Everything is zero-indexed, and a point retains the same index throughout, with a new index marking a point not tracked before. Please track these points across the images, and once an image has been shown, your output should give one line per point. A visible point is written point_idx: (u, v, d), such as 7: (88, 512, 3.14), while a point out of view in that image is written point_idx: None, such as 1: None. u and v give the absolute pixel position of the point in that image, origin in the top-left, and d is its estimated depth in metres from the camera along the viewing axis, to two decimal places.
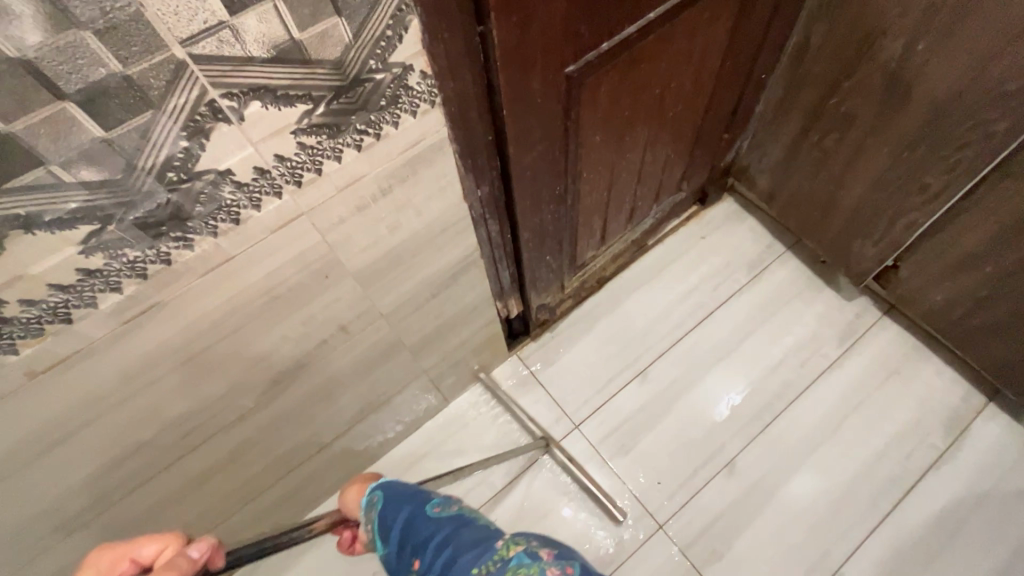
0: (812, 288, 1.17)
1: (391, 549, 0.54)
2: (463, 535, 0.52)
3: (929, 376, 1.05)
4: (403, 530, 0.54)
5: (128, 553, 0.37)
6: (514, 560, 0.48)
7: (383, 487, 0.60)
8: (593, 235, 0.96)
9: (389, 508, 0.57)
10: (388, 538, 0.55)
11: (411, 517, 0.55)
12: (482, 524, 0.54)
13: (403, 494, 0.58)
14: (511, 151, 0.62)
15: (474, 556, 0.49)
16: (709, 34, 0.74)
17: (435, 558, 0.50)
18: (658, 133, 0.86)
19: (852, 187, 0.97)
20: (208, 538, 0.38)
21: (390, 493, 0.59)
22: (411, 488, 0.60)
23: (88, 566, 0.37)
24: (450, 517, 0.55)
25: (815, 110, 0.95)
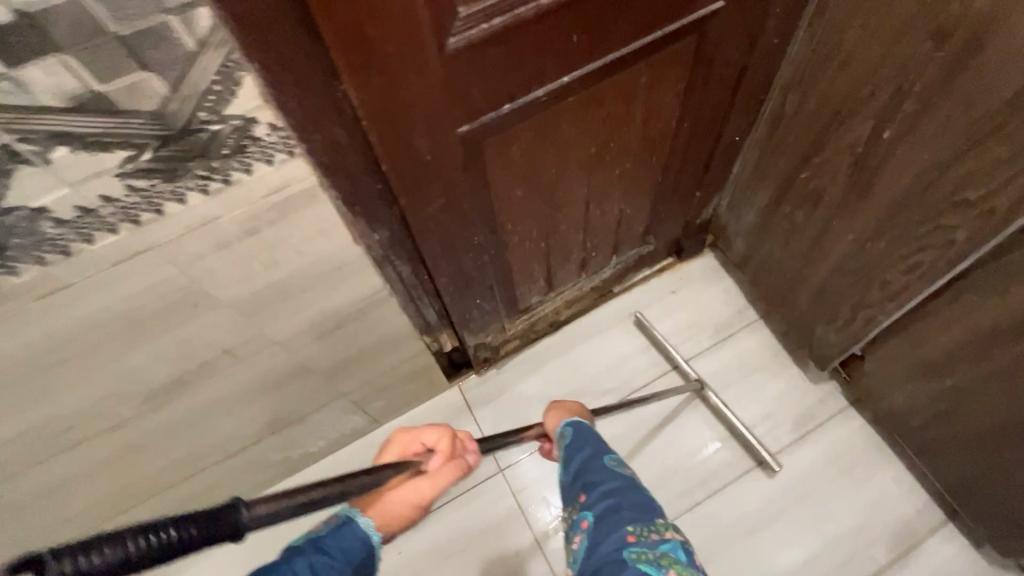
0: (778, 362, 1.09)
1: (566, 473, 0.60)
2: (634, 498, 0.54)
3: (886, 479, 0.97)
4: (585, 465, 0.58)
5: (418, 438, 0.59)
6: (671, 544, 0.50)
7: (579, 425, 0.65)
8: (535, 281, 0.93)
9: (578, 443, 0.62)
10: (566, 468, 0.60)
11: (585, 459, 0.59)
12: (651, 498, 0.55)
13: (589, 439, 0.62)
14: (406, 202, 0.61)
15: (633, 518, 0.52)
16: (653, 96, 0.70)
17: (597, 503, 0.54)
18: (605, 188, 0.82)
19: (818, 268, 0.90)
20: (474, 452, 0.61)
21: (580, 432, 0.64)
22: (599, 437, 0.63)
23: (400, 440, 0.59)
24: (624, 475, 0.57)
25: (787, 180, 0.88)
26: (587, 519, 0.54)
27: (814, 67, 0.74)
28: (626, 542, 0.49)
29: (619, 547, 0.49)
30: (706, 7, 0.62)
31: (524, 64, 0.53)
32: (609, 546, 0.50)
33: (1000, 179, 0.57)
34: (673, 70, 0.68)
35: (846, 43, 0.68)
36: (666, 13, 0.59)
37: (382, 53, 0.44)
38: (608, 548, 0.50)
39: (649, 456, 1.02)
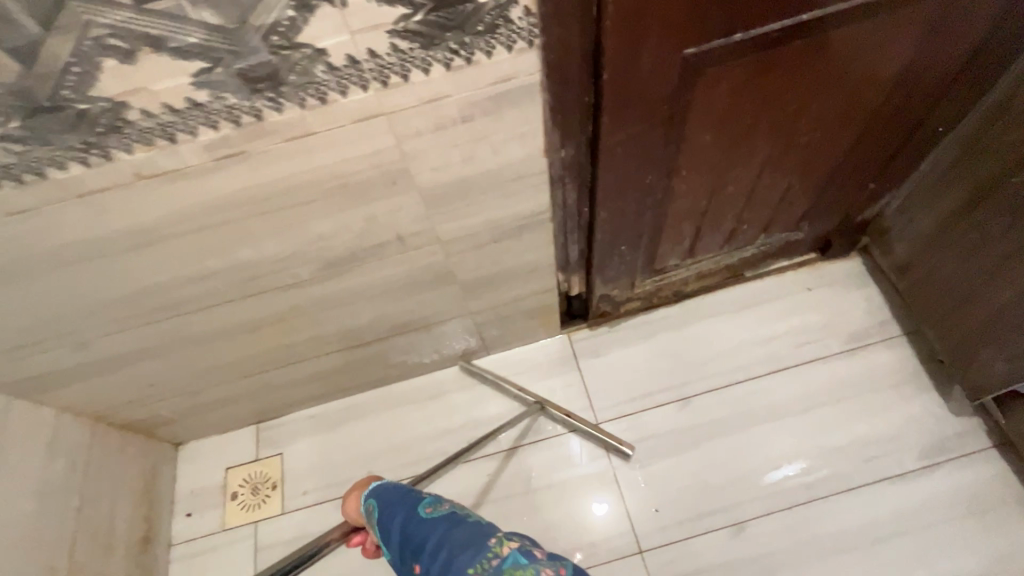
0: (916, 385, 1.01)
1: (392, 552, 0.58)
2: (456, 535, 0.54)
3: (1022, 534, 0.88)
4: (406, 532, 0.57)
5: None
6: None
7: (399, 489, 0.64)
8: (679, 242, 0.91)
9: (385, 516, 0.61)
10: (388, 540, 0.59)
11: (411, 530, 0.57)
12: (476, 522, 0.55)
13: (398, 500, 0.62)
14: (605, 121, 0.61)
15: (469, 555, 0.51)
16: (875, 59, 0.66)
17: (431, 562, 0.53)
18: (784, 155, 0.78)
19: (1003, 286, 0.81)
20: None
21: (382, 497, 0.63)
22: (405, 491, 0.63)
23: None
24: (443, 515, 0.57)
25: (991, 184, 0.80)
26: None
27: None
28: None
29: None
30: None
31: None
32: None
33: None
34: (908, 32, 0.63)
35: None
36: None
37: None
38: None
39: (755, 447, 0.99)
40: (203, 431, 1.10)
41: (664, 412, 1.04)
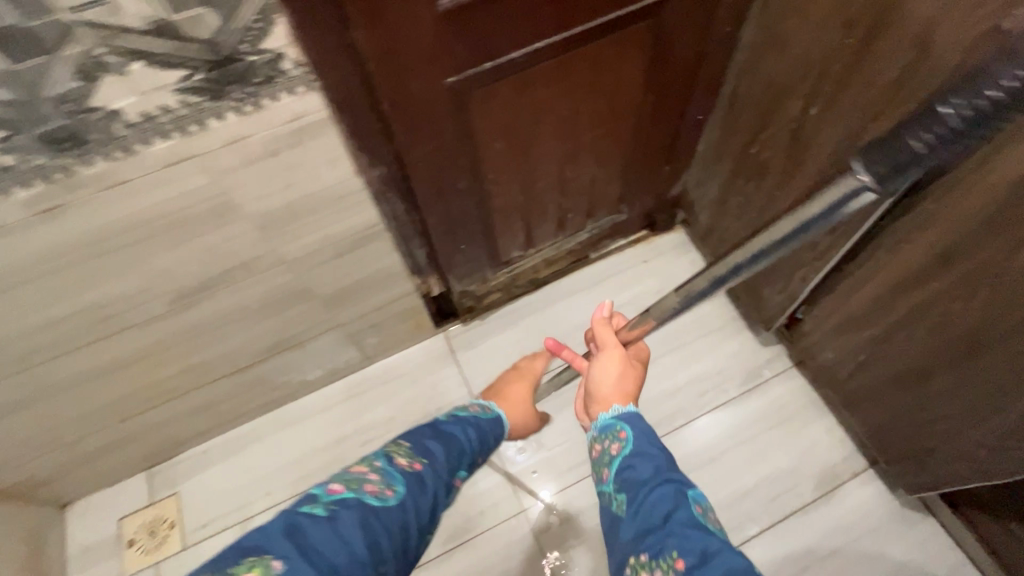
0: (734, 325, 1.21)
1: (634, 514, 0.57)
2: (716, 545, 0.50)
3: (818, 430, 1.08)
4: (449, 444, 0.78)
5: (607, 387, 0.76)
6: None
7: (493, 420, 0.89)
8: (514, 234, 1.05)
9: (642, 463, 0.62)
10: (641, 501, 0.58)
11: (442, 428, 0.80)
12: (718, 537, 0.52)
13: (649, 474, 0.60)
14: (401, 141, 0.73)
15: (721, 565, 0.48)
16: (618, 69, 0.82)
17: (682, 542, 0.51)
18: (578, 150, 0.94)
19: (764, 234, 1.01)
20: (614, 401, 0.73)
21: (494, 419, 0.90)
22: (681, 482, 0.59)
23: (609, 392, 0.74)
24: (709, 525, 0.55)
25: (741, 156, 1.00)
26: (420, 462, 0.72)
27: (760, 53, 0.86)
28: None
29: (354, 513, 0.61)
30: None
31: (503, 28, 0.65)
32: (396, 510, 0.64)
33: None
34: (637, 47, 0.80)
35: (785, 29, 0.79)
36: None
37: (387, 8, 0.57)
38: (306, 523, 0.58)
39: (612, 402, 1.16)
40: (94, 483, 1.10)
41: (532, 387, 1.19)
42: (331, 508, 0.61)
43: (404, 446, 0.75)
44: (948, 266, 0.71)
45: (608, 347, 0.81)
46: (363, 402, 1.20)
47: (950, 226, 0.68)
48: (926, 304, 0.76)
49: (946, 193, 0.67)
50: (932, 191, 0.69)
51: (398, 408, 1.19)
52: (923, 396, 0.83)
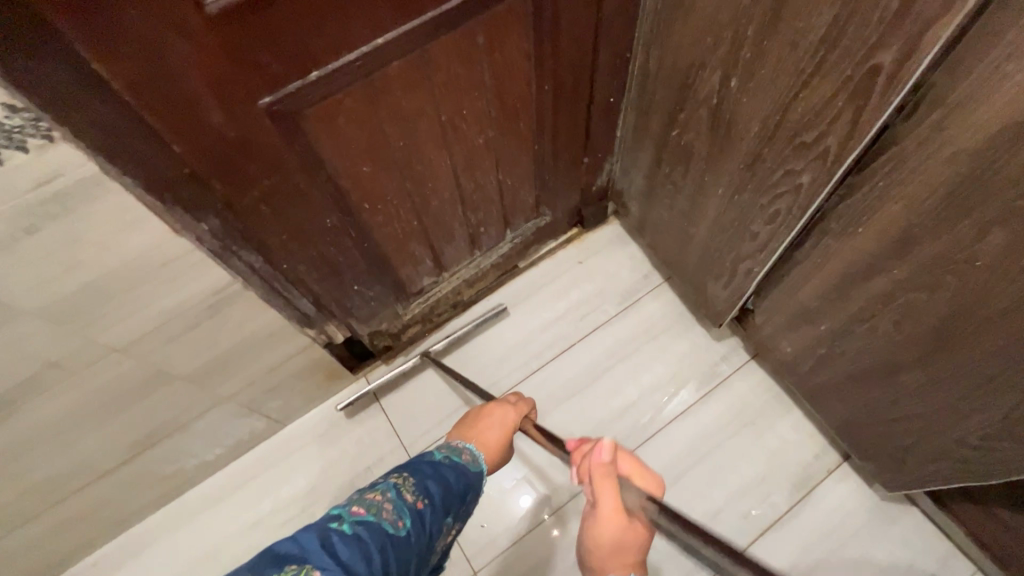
0: (682, 322, 1.10)
1: None
2: None
3: (785, 428, 0.99)
4: (455, 474, 0.63)
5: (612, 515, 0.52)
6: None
7: (478, 476, 0.66)
8: (417, 262, 0.89)
9: None
10: None
11: (447, 470, 0.63)
12: None
13: None
14: (222, 188, 0.56)
15: None
16: (497, 58, 0.67)
17: None
18: (472, 158, 0.79)
19: (700, 225, 0.89)
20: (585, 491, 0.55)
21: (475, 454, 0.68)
22: None
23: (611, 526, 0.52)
24: None
25: (663, 140, 0.87)
26: (425, 500, 0.58)
27: (664, 19, 0.72)
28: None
29: (351, 547, 0.49)
30: None
31: (321, 25, 0.49)
32: (405, 548, 0.53)
33: (828, 119, 0.57)
34: (513, 27, 0.65)
35: None
36: None
37: (125, 17, 0.40)
38: (329, 542, 0.49)
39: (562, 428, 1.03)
40: None
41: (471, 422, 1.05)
42: (351, 530, 0.51)
43: (410, 479, 0.60)
44: (908, 251, 0.60)
45: (609, 511, 0.48)
46: (280, 474, 1.03)
47: (906, 207, 0.57)
48: (888, 294, 0.65)
49: (895, 168, 0.56)
50: (879, 167, 0.57)
51: (321, 475, 1.03)
52: (894, 392, 0.73)
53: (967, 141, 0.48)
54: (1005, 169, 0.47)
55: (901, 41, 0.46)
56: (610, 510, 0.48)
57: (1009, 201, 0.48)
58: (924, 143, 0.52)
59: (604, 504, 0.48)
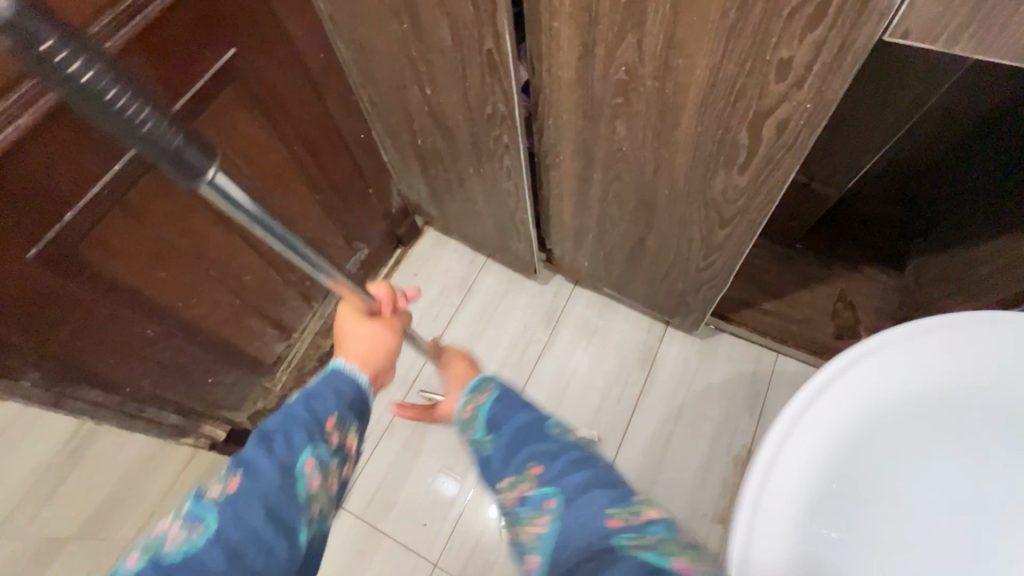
0: (515, 282, 1.28)
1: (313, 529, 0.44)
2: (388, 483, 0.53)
3: (621, 323, 1.20)
4: (520, 433, 0.54)
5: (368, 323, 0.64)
6: (657, 525, 0.44)
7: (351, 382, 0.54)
8: (260, 334, 0.97)
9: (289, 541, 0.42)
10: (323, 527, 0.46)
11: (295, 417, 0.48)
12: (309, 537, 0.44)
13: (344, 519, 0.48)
14: (28, 340, 0.62)
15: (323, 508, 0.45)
16: (237, 142, 0.78)
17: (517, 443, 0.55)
18: (261, 227, 0.89)
19: (476, 202, 1.07)
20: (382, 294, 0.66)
21: (504, 392, 0.61)
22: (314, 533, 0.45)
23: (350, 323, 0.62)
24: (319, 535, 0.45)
25: (416, 150, 1.04)
26: (238, 474, 0.43)
27: (362, 62, 0.88)
28: (662, 514, 0.46)
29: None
30: (220, 59, 0.70)
31: (57, 173, 0.58)
32: (206, 561, 0.38)
33: (490, 93, 0.76)
34: (239, 114, 0.77)
35: (362, 35, 0.82)
36: (183, 78, 0.67)
37: None
38: None
39: None
40: None
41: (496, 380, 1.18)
42: None
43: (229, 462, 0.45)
44: (592, 158, 0.81)
45: (356, 340, 0.59)
46: None
47: (570, 130, 0.78)
48: (604, 189, 0.86)
49: (550, 107, 0.77)
50: (542, 110, 0.78)
51: None
52: (652, 258, 0.96)
53: (568, 76, 0.70)
54: (595, 83, 0.68)
55: (490, 28, 0.66)
56: (358, 328, 0.61)
57: (610, 103, 0.70)
58: (550, 86, 0.73)
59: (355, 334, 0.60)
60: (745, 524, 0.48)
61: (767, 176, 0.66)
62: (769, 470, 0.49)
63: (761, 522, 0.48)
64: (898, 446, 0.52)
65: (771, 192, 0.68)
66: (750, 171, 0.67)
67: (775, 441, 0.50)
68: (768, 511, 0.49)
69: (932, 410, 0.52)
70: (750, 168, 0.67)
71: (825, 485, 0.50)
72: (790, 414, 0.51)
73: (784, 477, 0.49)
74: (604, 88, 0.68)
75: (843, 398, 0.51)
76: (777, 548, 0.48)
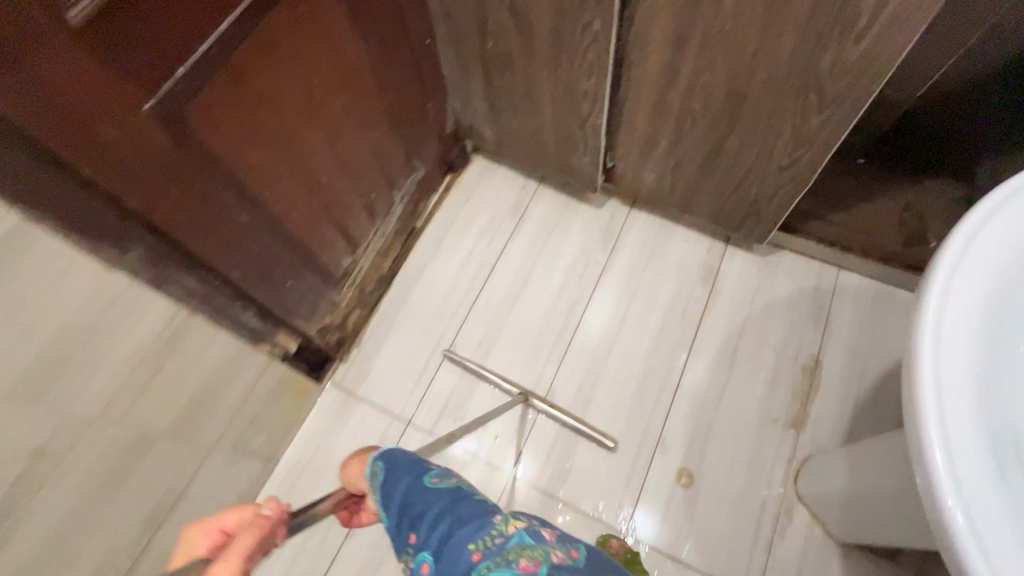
0: (569, 207, 1.27)
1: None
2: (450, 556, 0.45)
3: (679, 244, 1.20)
4: (409, 499, 0.52)
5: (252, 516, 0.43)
6: (517, 537, 0.47)
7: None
8: (332, 243, 0.95)
9: None
10: None
11: None
12: None
13: None
14: (138, 202, 0.60)
15: None
16: (324, 25, 0.75)
17: (431, 534, 0.48)
18: (339, 126, 0.86)
19: (543, 113, 1.05)
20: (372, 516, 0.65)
21: (392, 460, 0.57)
22: None
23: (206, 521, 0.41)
24: None
25: (482, 57, 1.01)
26: None
27: None
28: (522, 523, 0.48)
29: None
30: None
31: (175, 21, 0.55)
32: None
33: None
34: None
35: None
36: None
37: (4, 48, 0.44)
38: None
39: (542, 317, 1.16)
40: None
41: (559, 300, 1.17)
42: None
43: None
44: (686, 44, 0.80)
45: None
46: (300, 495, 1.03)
47: (668, 11, 0.76)
48: (693, 82, 0.85)
49: None
50: None
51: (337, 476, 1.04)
52: (729, 161, 0.95)
53: None
54: None
55: None
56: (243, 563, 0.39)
57: None
58: None
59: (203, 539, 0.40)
60: (929, 376, 0.42)
61: (887, 38, 0.65)
62: (942, 316, 0.43)
63: (945, 373, 0.42)
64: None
65: (886, 59, 0.68)
66: (868, 38, 0.66)
67: (943, 283, 0.44)
68: (946, 358, 0.42)
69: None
70: (868, 34, 0.66)
71: (987, 333, 0.45)
72: (958, 251, 0.45)
73: (956, 325, 0.44)
74: None
75: (1005, 240, 0.46)
76: (967, 401, 0.41)
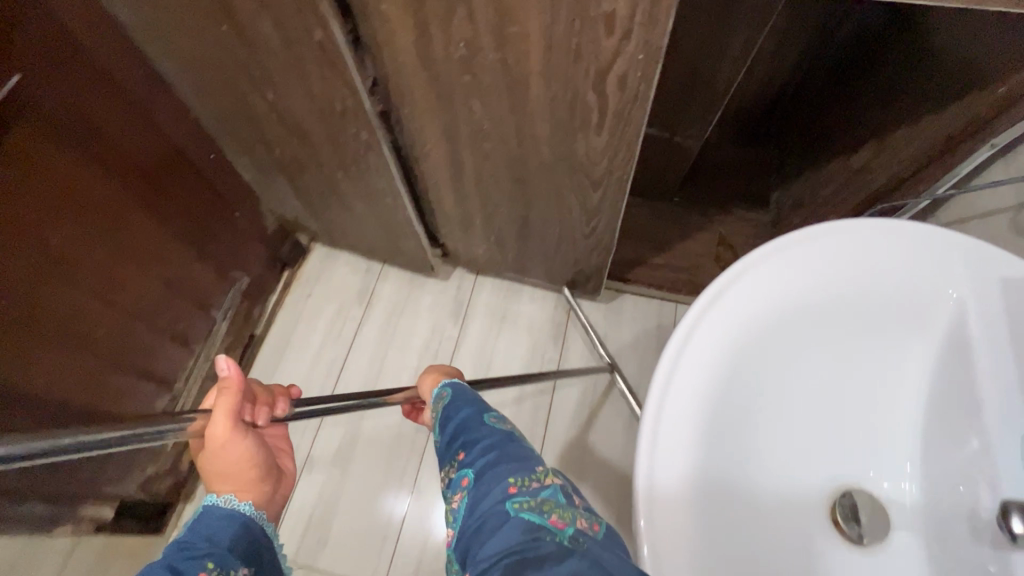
0: (416, 283, 1.24)
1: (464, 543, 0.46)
2: (505, 459, 0.49)
3: (526, 304, 1.20)
4: (466, 423, 0.53)
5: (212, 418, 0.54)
6: (551, 488, 0.46)
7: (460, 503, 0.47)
8: (133, 392, 0.87)
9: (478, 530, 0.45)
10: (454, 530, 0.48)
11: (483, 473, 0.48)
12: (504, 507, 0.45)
13: (466, 398, 0.57)
14: None
15: (513, 466, 0.47)
16: (49, 181, 0.68)
17: (478, 458, 0.49)
18: (110, 274, 0.79)
19: (355, 207, 1.02)
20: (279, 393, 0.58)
21: (460, 392, 0.59)
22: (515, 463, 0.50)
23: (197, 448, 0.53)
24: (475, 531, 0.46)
25: (276, 164, 0.96)
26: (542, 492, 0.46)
27: (191, 75, 0.80)
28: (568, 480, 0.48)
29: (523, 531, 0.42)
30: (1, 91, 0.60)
31: None
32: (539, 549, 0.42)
33: (333, 88, 0.72)
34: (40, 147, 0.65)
35: (180, 45, 0.73)
36: None
37: None
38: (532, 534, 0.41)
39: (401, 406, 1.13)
40: None
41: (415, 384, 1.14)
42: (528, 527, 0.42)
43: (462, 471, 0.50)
44: (456, 142, 0.80)
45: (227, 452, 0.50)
46: None
47: (428, 116, 0.76)
48: (478, 172, 0.85)
49: (401, 96, 0.74)
50: (396, 101, 0.75)
51: None
52: (538, 233, 0.96)
53: (408, 60, 0.67)
54: (438, 63, 0.66)
55: (314, 19, 0.62)
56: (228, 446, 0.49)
57: (458, 82, 0.68)
58: (395, 74, 0.70)
59: (213, 426, 0.49)
60: (651, 422, 0.45)
61: (622, 129, 0.68)
62: (676, 364, 0.47)
63: (669, 416, 0.45)
64: (799, 354, 0.50)
65: (629, 146, 0.70)
66: (606, 130, 0.68)
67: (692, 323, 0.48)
68: (673, 407, 0.45)
69: (823, 322, 0.49)
70: (605, 127, 0.68)
71: (725, 404, 0.47)
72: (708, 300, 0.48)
73: (693, 371, 0.47)
74: (450, 68, 0.66)
75: (740, 301, 0.48)
76: (687, 476, 0.43)
